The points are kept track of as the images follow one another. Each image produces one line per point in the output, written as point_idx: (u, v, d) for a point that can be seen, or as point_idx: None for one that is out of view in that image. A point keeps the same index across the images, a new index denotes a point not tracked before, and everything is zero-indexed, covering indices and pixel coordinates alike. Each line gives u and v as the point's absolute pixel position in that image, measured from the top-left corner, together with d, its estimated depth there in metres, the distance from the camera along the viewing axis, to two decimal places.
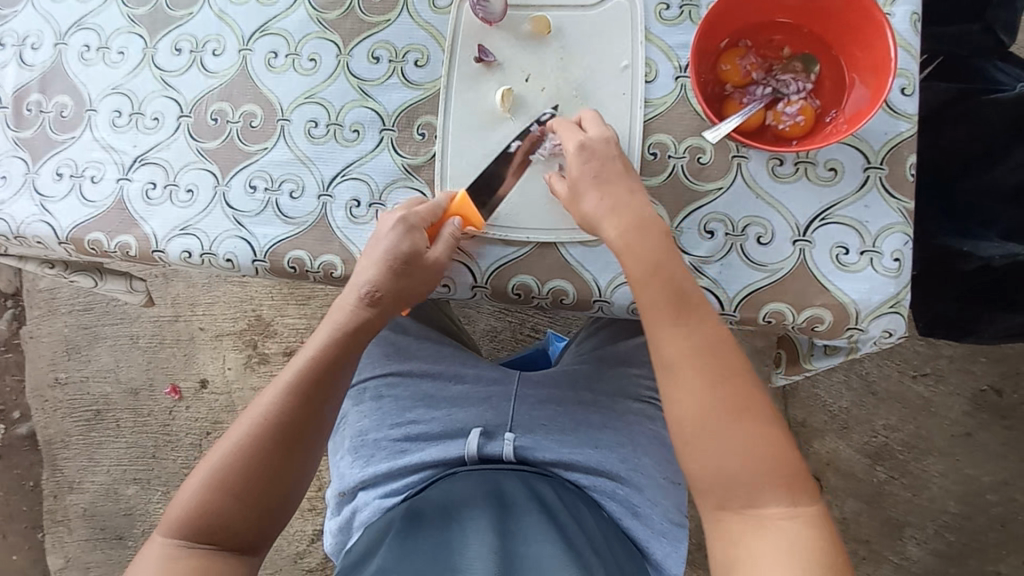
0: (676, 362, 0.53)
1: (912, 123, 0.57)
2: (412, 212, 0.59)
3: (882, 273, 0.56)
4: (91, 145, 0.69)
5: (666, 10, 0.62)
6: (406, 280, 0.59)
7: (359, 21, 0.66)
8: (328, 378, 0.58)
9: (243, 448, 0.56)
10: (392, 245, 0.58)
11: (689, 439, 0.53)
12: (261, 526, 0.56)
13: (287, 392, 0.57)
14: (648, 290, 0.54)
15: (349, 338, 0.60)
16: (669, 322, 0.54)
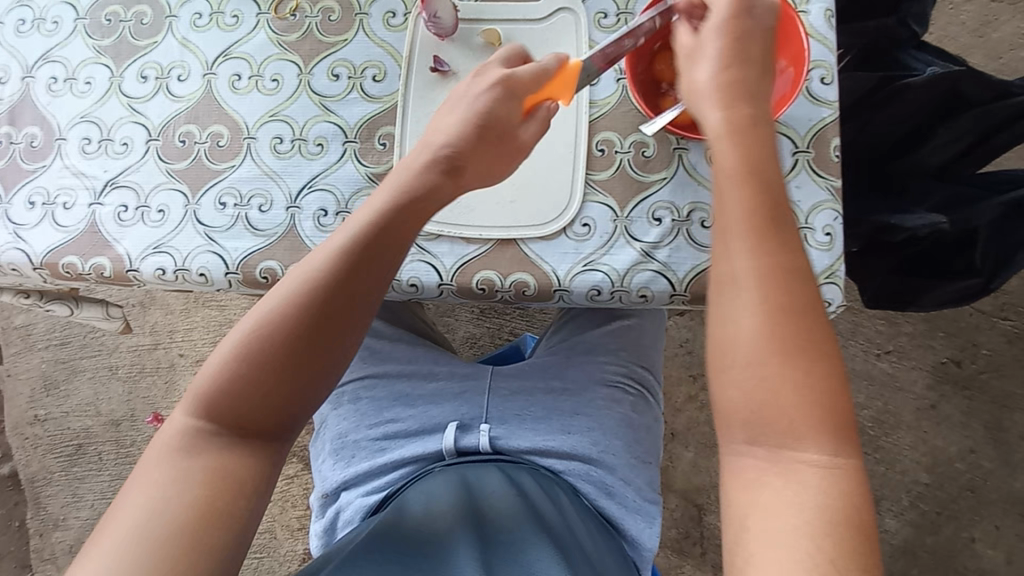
0: (741, 272, 0.50)
1: (833, 109, 0.62)
2: (511, 74, 0.59)
3: (816, 247, 0.60)
4: (61, 173, 0.71)
5: (604, 18, 0.67)
6: (480, 152, 0.59)
7: (318, 41, 0.70)
8: (365, 261, 0.56)
9: (271, 315, 0.54)
10: (480, 104, 0.59)
11: (735, 369, 0.49)
12: (286, 404, 0.54)
13: (319, 271, 0.55)
14: (733, 190, 0.52)
15: (402, 215, 0.57)
16: (760, 242, 0.50)
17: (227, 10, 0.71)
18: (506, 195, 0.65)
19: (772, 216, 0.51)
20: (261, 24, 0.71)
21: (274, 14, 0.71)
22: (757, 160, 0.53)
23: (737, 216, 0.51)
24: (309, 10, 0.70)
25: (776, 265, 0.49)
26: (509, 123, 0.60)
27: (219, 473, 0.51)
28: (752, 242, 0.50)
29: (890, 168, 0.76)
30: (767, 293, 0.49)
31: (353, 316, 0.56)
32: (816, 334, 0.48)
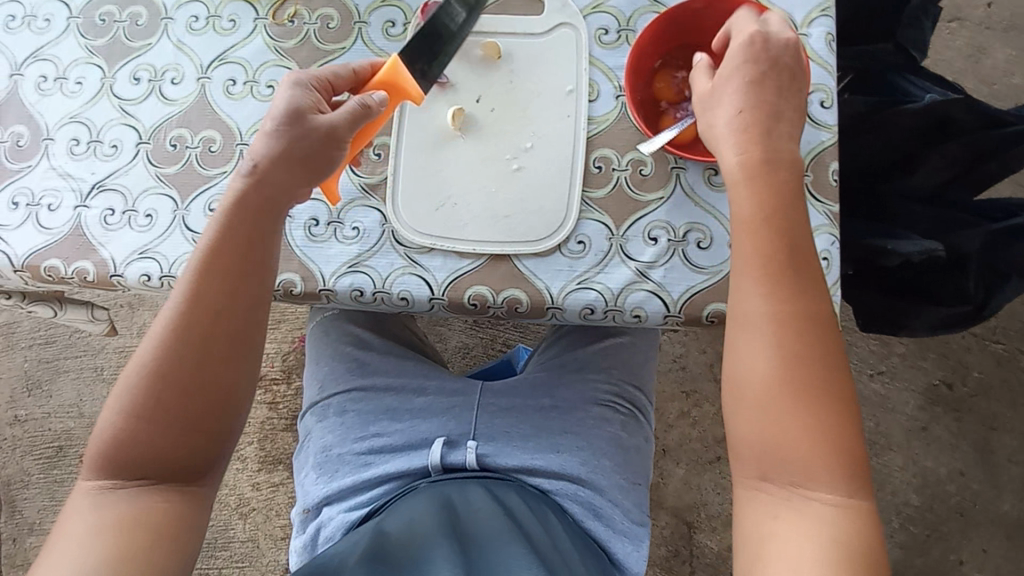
0: (755, 314, 0.51)
1: (832, 133, 0.62)
2: (296, 76, 0.58)
3: None
4: (47, 173, 0.69)
5: (604, 34, 0.67)
6: (297, 155, 0.56)
7: (315, 49, 0.69)
8: (226, 275, 0.55)
9: (153, 366, 0.53)
10: (282, 106, 0.56)
11: (749, 399, 0.51)
12: (199, 441, 0.54)
13: (193, 295, 0.54)
14: (747, 238, 0.53)
15: (248, 225, 0.56)
16: (773, 273, 0.52)
17: (224, 14, 0.71)
18: (500, 210, 0.64)
19: (789, 259, 0.52)
20: (258, 29, 0.70)
21: (272, 19, 0.70)
22: (776, 200, 0.53)
23: (759, 260, 0.52)
24: (307, 17, 0.70)
25: (791, 310, 0.51)
26: (366, 113, 0.56)
27: (143, 512, 0.51)
28: (771, 281, 0.51)
29: (879, 190, 0.75)
30: (778, 328, 0.51)
31: (239, 329, 0.55)
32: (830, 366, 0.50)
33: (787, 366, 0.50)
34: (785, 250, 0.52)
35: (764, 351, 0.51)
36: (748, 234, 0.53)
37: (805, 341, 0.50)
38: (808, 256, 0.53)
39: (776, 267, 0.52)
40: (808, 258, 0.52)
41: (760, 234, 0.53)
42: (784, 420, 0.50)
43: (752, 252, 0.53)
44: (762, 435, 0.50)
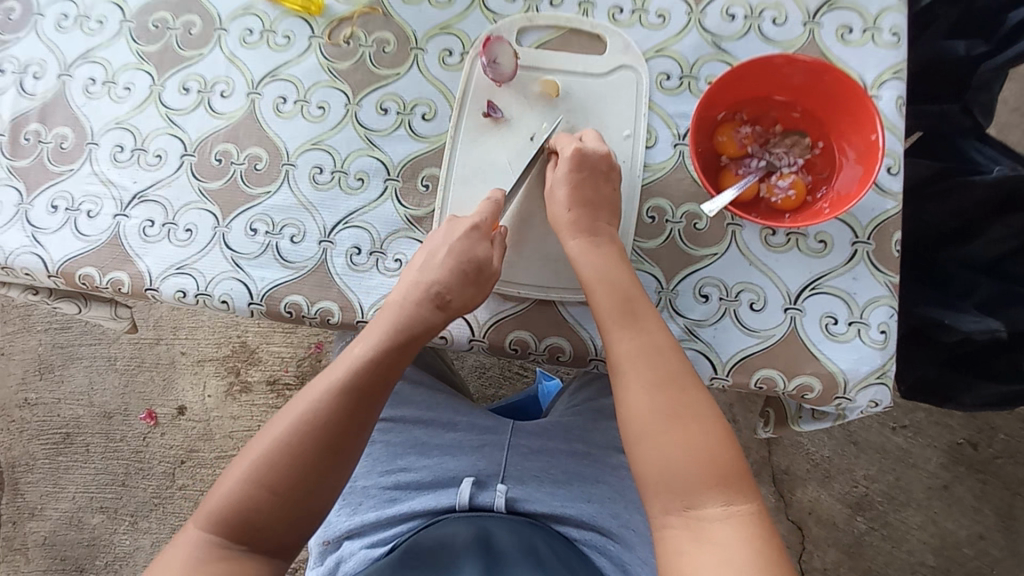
0: (619, 351, 0.57)
1: (898, 202, 0.60)
2: (477, 220, 0.60)
3: (868, 344, 0.58)
4: (89, 179, 0.68)
5: (666, 80, 0.65)
6: (463, 291, 0.59)
7: (370, 73, 0.68)
8: (374, 379, 0.58)
9: (290, 443, 0.55)
10: (456, 248, 0.59)
11: (636, 434, 0.55)
12: (298, 528, 0.55)
13: (342, 388, 0.57)
14: (617, 341, 0.57)
15: (403, 338, 0.59)
16: (614, 325, 0.57)
17: (279, 30, 0.69)
18: (548, 254, 0.62)
19: (659, 355, 0.56)
20: (312, 47, 0.69)
21: (328, 39, 0.69)
22: (607, 297, 0.57)
23: (617, 306, 0.57)
24: (364, 40, 0.68)
25: (663, 396, 0.54)
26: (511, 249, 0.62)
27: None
28: (645, 377, 0.55)
29: (938, 254, 0.73)
30: (652, 426, 0.54)
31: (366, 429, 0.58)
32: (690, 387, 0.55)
33: (653, 387, 0.55)
34: (649, 346, 0.56)
35: (650, 445, 0.54)
36: (620, 337, 0.56)
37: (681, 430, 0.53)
38: (665, 345, 0.56)
39: (649, 365, 0.55)
40: (671, 345, 0.57)
41: (627, 335, 0.56)
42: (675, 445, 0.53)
43: (626, 355, 0.56)
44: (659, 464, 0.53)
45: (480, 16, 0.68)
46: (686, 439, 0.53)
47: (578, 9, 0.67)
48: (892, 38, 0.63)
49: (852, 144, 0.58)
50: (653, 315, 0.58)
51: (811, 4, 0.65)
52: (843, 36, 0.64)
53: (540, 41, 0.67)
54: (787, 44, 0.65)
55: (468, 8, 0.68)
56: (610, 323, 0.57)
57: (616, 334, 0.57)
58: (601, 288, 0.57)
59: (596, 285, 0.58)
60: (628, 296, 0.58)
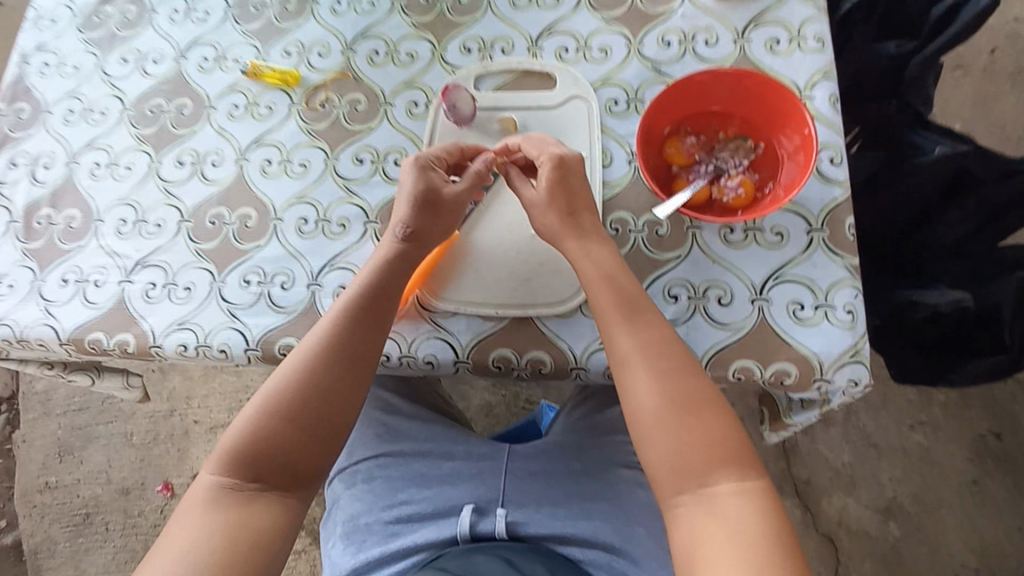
0: (625, 346, 0.58)
1: (845, 189, 0.63)
2: (424, 157, 0.65)
3: (837, 325, 0.60)
4: (96, 252, 0.74)
5: (614, 105, 0.71)
6: (433, 221, 0.64)
7: (345, 129, 0.74)
8: (366, 311, 0.62)
9: (295, 379, 0.59)
10: (416, 183, 0.64)
11: (640, 426, 0.57)
12: (313, 456, 0.59)
13: (340, 322, 0.61)
14: (616, 338, 0.59)
15: (388, 272, 0.63)
16: (622, 321, 0.59)
17: (262, 102, 0.77)
18: (521, 272, 0.66)
19: (660, 350, 0.58)
20: (292, 113, 0.76)
21: (305, 105, 0.76)
22: (608, 296, 0.59)
23: (621, 303, 0.59)
24: (337, 102, 0.75)
25: (666, 392, 0.56)
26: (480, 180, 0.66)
27: (250, 513, 0.55)
28: (648, 372, 0.57)
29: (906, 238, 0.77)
30: (654, 419, 0.56)
31: (366, 356, 0.61)
32: (692, 380, 0.57)
33: (659, 385, 0.57)
34: (649, 340, 0.58)
35: (654, 438, 0.56)
36: (620, 334, 0.59)
37: (687, 418, 0.55)
38: (668, 338, 0.58)
39: (651, 356, 0.57)
40: (670, 335, 0.59)
41: (627, 331, 0.58)
42: (681, 435, 0.55)
43: (627, 350, 0.58)
44: (667, 452, 0.55)
45: (441, 69, 0.75)
46: (693, 434, 0.55)
47: (528, 53, 0.74)
48: (817, 44, 0.69)
49: (791, 142, 0.62)
50: (653, 312, 0.60)
51: (739, 24, 0.71)
52: (772, 47, 0.69)
53: (496, 84, 0.74)
54: (721, 61, 0.70)
55: (429, 64, 0.76)
56: (611, 323, 0.59)
57: (614, 333, 0.59)
58: (608, 284, 0.60)
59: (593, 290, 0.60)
60: (631, 296, 0.60)
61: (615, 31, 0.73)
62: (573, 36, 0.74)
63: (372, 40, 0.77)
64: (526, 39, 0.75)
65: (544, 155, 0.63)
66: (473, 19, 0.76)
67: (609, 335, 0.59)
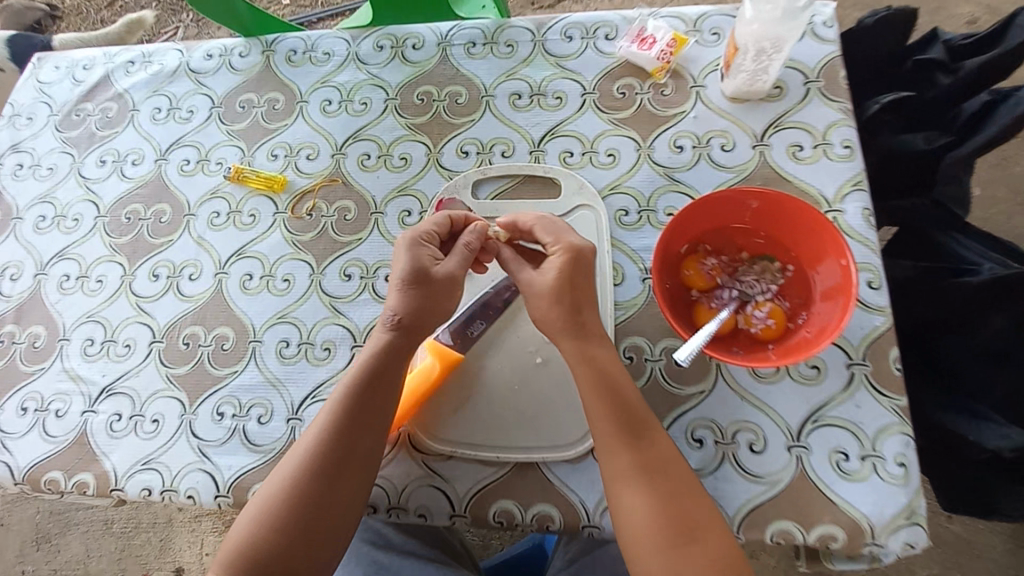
0: (623, 465, 0.51)
1: (886, 316, 0.57)
2: (416, 232, 0.59)
3: (889, 481, 0.52)
4: (59, 375, 0.67)
5: (624, 215, 0.65)
6: (427, 302, 0.57)
7: (333, 240, 0.69)
8: (364, 400, 0.55)
9: (290, 477, 0.53)
10: (404, 266, 0.57)
11: (638, 556, 0.50)
12: (309, 564, 0.52)
13: (332, 418, 0.54)
14: (611, 455, 0.52)
15: (386, 356, 0.56)
16: (621, 439, 0.52)
17: (245, 210, 0.72)
18: (524, 409, 0.58)
19: (661, 471, 0.51)
20: (277, 223, 0.71)
21: (291, 213, 0.71)
22: (609, 409, 0.53)
23: (620, 417, 0.53)
24: (326, 209, 0.70)
25: (665, 519, 0.50)
26: (471, 252, 0.59)
27: None
28: (646, 493, 0.50)
29: (939, 340, 0.68)
30: (655, 548, 0.50)
31: (369, 452, 0.54)
32: (695, 502, 0.51)
33: (657, 511, 0.50)
34: (650, 461, 0.51)
35: (647, 563, 0.50)
36: (616, 452, 0.52)
37: (687, 550, 0.49)
38: (670, 458, 0.52)
39: (651, 481, 0.51)
40: (670, 453, 0.52)
41: (626, 450, 0.52)
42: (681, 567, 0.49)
43: (622, 471, 0.51)
44: None
45: (436, 174, 0.70)
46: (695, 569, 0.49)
47: (530, 157, 0.69)
48: (844, 150, 0.63)
49: (824, 280, 0.55)
50: (656, 426, 0.53)
51: (757, 127, 0.66)
52: (795, 153, 0.64)
53: (495, 191, 0.68)
54: (742, 165, 0.65)
55: (423, 168, 0.71)
56: (607, 439, 0.52)
57: (609, 450, 0.52)
58: (608, 394, 0.53)
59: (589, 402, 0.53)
60: (631, 406, 0.53)
61: (623, 134, 0.69)
62: (578, 139, 0.69)
63: (364, 142, 0.73)
64: (528, 141, 0.70)
65: (559, 242, 0.57)
66: (471, 120, 0.72)
67: (604, 452, 0.52)
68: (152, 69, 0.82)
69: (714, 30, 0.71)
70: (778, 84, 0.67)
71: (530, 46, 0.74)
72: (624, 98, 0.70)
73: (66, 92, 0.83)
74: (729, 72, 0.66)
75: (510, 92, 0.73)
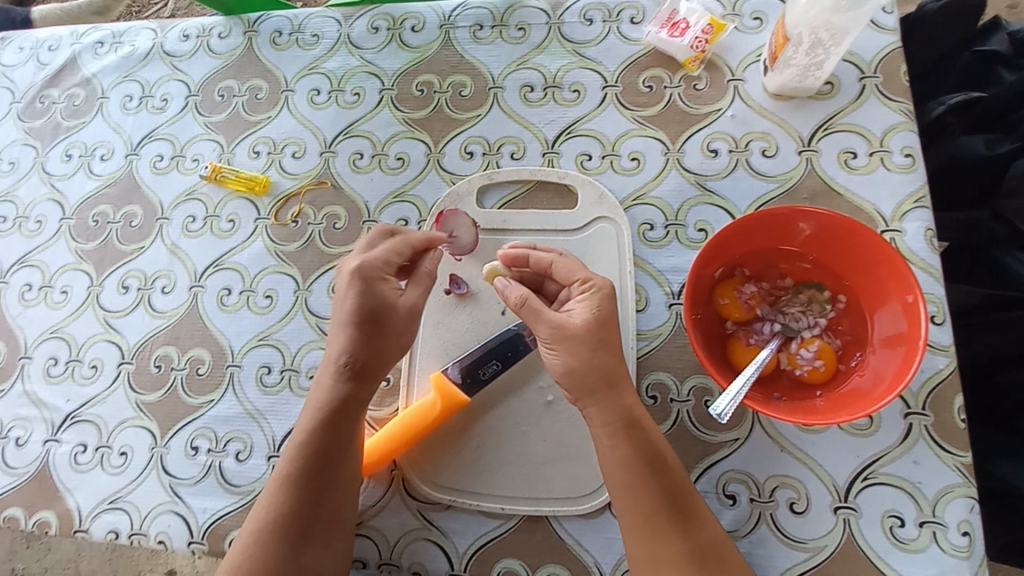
0: (662, 553, 0.44)
1: (952, 358, 0.49)
2: (369, 264, 0.50)
3: (950, 552, 0.45)
4: (19, 399, 0.61)
5: (649, 230, 0.57)
6: (388, 342, 0.50)
7: (320, 251, 0.61)
8: (324, 471, 0.48)
9: (254, 543, 0.46)
10: (356, 303, 0.49)
11: None
12: None
13: (292, 476, 0.48)
14: (654, 543, 0.44)
15: (342, 418, 0.49)
16: (662, 523, 0.44)
17: (223, 214, 0.64)
18: (533, 455, 0.52)
19: (707, 562, 0.43)
20: (259, 230, 0.63)
21: (274, 219, 0.63)
22: (651, 488, 0.45)
23: (662, 498, 0.45)
24: (313, 216, 0.63)
25: None
26: (432, 281, 0.53)
27: None
28: None
29: (995, 377, 0.61)
30: None
31: (340, 519, 0.48)
32: None
33: None
34: (696, 547, 0.44)
35: None
36: (659, 539, 0.44)
37: None
38: (717, 541, 0.45)
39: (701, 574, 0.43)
40: (719, 540, 0.45)
41: (670, 535, 0.44)
42: None
43: (668, 562, 0.44)
44: None
45: (436, 177, 0.62)
46: None
47: (543, 160, 0.61)
48: (906, 159, 0.55)
49: (885, 325, 0.48)
50: (706, 508, 0.46)
51: (803, 130, 0.57)
52: (847, 162, 0.56)
53: (504, 200, 0.60)
54: (785, 176, 0.57)
55: (423, 170, 0.63)
56: (645, 522, 0.45)
57: (649, 537, 0.44)
58: (648, 469, 0.45)
59: (625, 478, 0.45)
60: (675, 487, 0.45)
61: (649, 135, 0.60)
62: (597, 139, 0.61)
63: (356, 138, 0.65)
64: (541, 142, 0.62)
65: (586, 281, 0.49)
66: (476, 116, 0.64)
67: (644, 539, 0.44)
68: (123, 50, 0.73)
69: (757, 14, 0.62)
70: (829, 79, 0.58)
71: (544, 30, 0.65)
72: (651, 92, 0.61)
73: (30, 76, 0.74)
74: (775, 65, 0.57)
75: (521, 84, 0.64)
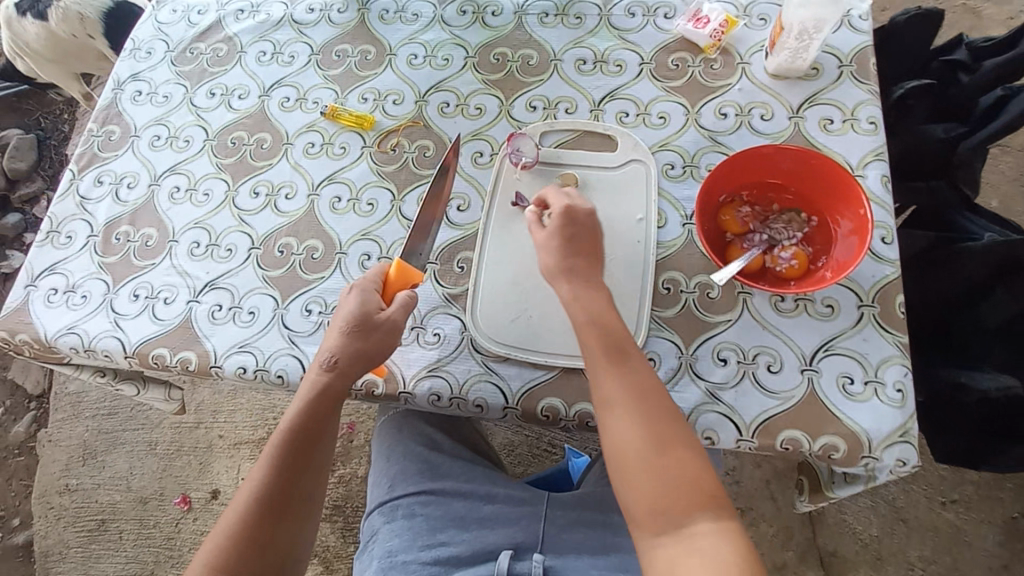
0: (611, 392, 0.60)
1: (895, 267, 0.65)
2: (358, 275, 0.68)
3: (887, 404, 0.60)
4: (168, 271, 0.78)
5: (671, 169, 0.74)
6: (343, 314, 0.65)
7: (413, 173, 0.79)
8: (304, 449, 0.65)
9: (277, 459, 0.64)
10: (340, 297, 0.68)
11: (625, 470, 0.59)
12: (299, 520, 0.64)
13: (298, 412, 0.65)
14: (603, 381, 0.61)
15: (322, 407, 0.66)
16: (609, 365, 0.61)
17: (336, 142, 0.82)
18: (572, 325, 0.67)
19: (646, 395, 0.60)
20: (364, 155, 0.81)
21: (377, 148, 0.81)
22: (594, 341, 0.62)
23: (605, 347, 0.61)
24: (407, 147, 0.80)
25: (647, 434, 0.58)
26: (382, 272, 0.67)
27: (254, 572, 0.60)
28: (632, 414, 0.59)
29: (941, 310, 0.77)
30: (640, 460, 0.58)
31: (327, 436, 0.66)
32: (672, 422, 0.59)
33: (645, 433, 0.58)
34: (631, 385, 0.60)
35: (633, 479, 0.58)
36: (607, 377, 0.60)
37: (664, 461, 0.57)
38: (650, 382, 0.61)
39: (636, 402, 0.59)
40: (652, 382, 0.61)
41: (614, 373, 0.60)
42: (662, 477, 0.57)
43: (615, 394, 0.60)
44: (652, 493, 0.57)
45: (506, 124, 0.80)
46: (673, 474, 0.57)
47: (590, 115, 0.79)
48: (871, 126, 0.72)
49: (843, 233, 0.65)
50: (640, 358, 0.62)
51: (794, 101, 0.75)
52: (826, 126, 0.73)
53: (559, 141, 0.77)
54: (777, 135, 0.74)
55: (496, 118, 0.80)
56: (598, 366, 0.61)
57: (601, 377, 0.61)
58: (594, 325, 0.62)
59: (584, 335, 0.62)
60: (616, 339, 0.62)
61: (674, 100, 0.78)
62: (633, 101, 0.78)
63: (443, 92, 0.83)
64: (590, 101, 0.79)
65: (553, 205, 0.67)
66: (540, 80, 0.81)
67: (598, 379, 0.61)
68: (259, 17, 0.92)
69: (763, 16, 0.80)
70: (816, 65, 0.76)
71: (597, 19, 0.84)
72: (678, 69, 0.79)
73: (182, 32, 0.94)
74: (774, 50, 0.75)
75: (576, 58, 0.82)
